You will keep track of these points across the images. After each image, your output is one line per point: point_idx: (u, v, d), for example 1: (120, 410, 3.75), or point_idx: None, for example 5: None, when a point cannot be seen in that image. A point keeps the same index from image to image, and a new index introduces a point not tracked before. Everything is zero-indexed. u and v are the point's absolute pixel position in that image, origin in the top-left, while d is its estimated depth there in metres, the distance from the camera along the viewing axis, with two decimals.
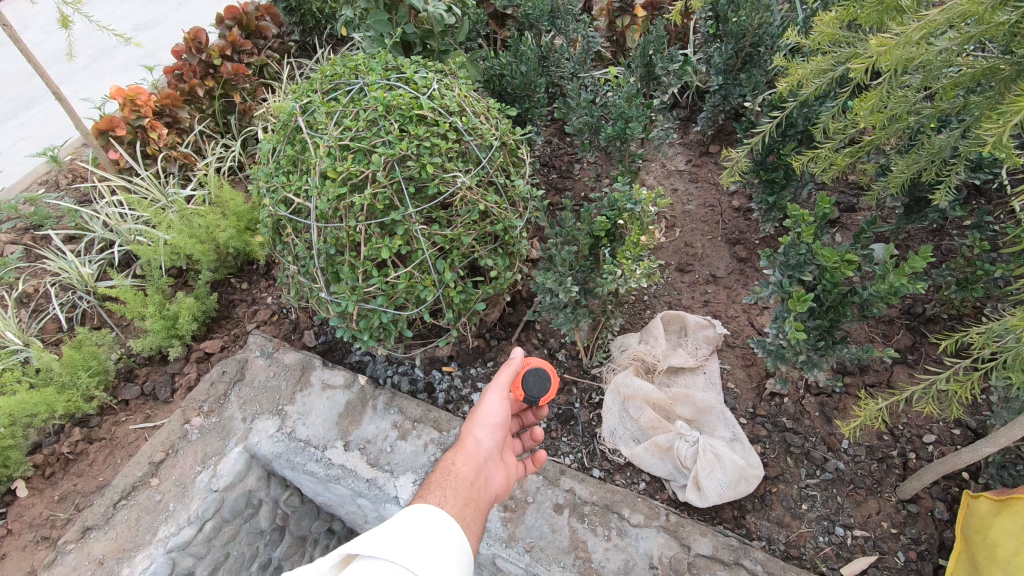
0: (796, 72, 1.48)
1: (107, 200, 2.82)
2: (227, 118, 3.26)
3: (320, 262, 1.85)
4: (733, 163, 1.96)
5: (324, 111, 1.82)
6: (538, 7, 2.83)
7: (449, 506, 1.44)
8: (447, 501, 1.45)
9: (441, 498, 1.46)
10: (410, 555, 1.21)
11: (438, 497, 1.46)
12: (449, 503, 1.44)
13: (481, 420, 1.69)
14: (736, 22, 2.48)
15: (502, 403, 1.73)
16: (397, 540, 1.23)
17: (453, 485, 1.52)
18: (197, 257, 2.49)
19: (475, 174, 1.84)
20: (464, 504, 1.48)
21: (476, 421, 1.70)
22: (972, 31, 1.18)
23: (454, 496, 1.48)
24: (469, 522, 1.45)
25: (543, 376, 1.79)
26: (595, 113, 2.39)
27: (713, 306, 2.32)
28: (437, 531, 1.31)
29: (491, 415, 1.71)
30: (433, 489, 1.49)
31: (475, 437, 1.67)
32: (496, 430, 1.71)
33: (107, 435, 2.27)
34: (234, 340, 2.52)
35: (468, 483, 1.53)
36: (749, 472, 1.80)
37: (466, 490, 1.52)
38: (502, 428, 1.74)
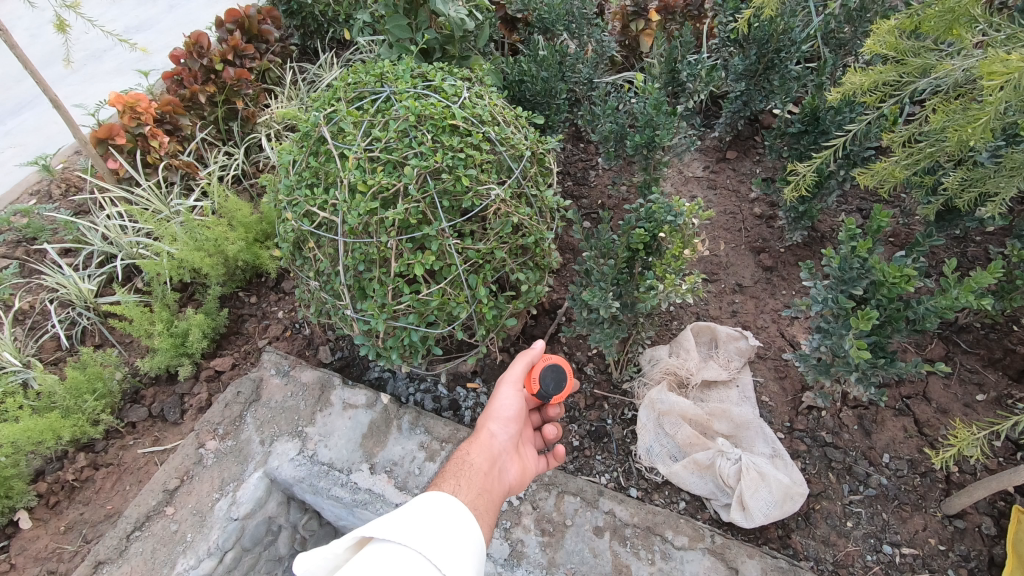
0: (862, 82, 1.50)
1: (106, 211, 2.70)
2: (230, 125, 3.12)
3: (347, 279, 1.76)
4: (801, 178, 1.97)
5: (351, 121, 1.75)
6: (553, 11, 2.77)
7: (463, 494, 1.38)
8: (460, 488, 1.40)
9: (455, 487, 1.40)
10: (425, 541, 1.15)
11: (452, 486, 1.41)
12: (463, 491, 1.39)
13: (494, 414, 1.67)
14: (758, 27, 2.46)
15: (516, 396, 1.70)
16: (414, 525, 1.18)
17: (467, 475, 1.46)
18: (206, 271, 2.38)
19: (509, 186, 1.78)
20: (479, 494, 1.42)
21: (490, 413, 1.68)
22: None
23: (468, 485, 1.43)
24: (483, 513, 1.39)
25: (558, 369, 1.69)
26: (620, 120, 2.36)
27: (742, 317, 2.27)
28: (450, 517, 1.25)
29: (505, 408, 1.69)
30: (447, 478, 1.44)
31: (489, 430, 1.65)
32: (511, 423, 1.68)
33: (114, 460, 2.15)
34: (246, 357, 2.41)
35: (482, 473, 1.48)
36: (795, 490, 1.76)
37: (480, 480, 1.47)
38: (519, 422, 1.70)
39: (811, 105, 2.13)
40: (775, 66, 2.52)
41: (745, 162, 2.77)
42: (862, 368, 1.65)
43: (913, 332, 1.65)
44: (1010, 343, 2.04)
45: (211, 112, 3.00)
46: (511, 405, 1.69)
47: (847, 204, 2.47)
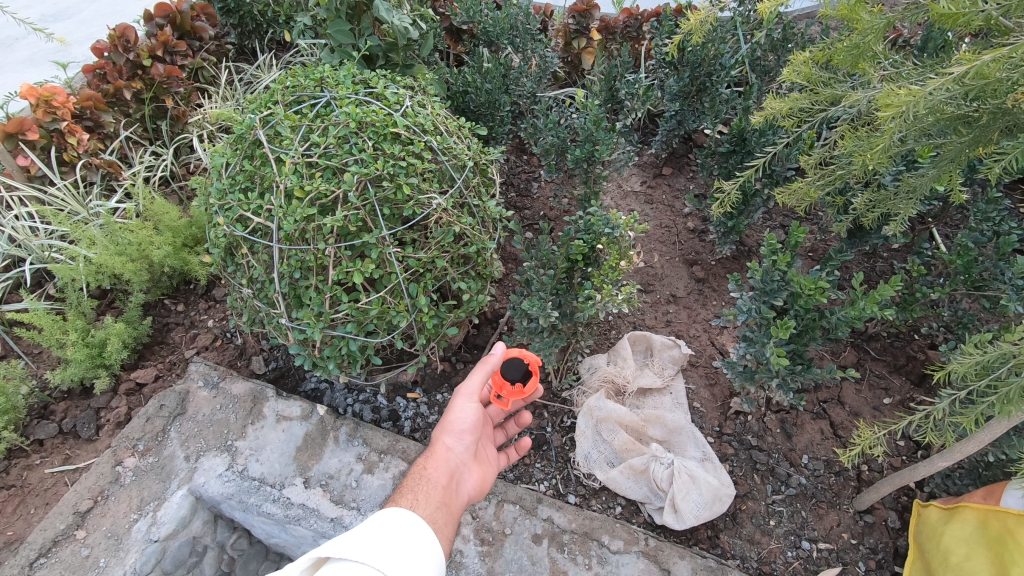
0: (783, 106, 1.61)
1: (14, 210, 2.50)
2: (157, 124, 2.98)
3: (281, 287, 1.71)
4: (725, 196, 2.08)
5: (289, 125, 1.71)
6: (498, 25, 2.82)
7: (420, 509, 1.42)
8: (418, 503, 1.44)
9: (412, 502, 1.43)
10: (380, 558, 1.16)
11: (410, 501, 1.44)
12: (421, 506, 1.42)
13: (450, 426, 1.66)
14: (691, 52, 2.61)
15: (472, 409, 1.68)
16: (371, 544, 1.17)
17: (425, 489, 1.49)
18: (128, 276, 2.24)
19: (451, 195, 1.79)
20: (437, 507, 1.45)
21: (445, 426, 1.68)
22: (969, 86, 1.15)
23: (427, 500, 1.46)
24: (441, 526, 1.42)
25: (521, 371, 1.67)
26: (561, 134, 2.41)
27: (675, 326, 2.38)
28: (408, 531, 1.27)
29: (461, 420, 1.68)
30: (404, 495, 1.47)
31: (445, 444, 1.65)
32: (467, 434, 1.68)
33: (17, 482, 1.99)
34: (171, 368, 2.28)
35: (438, 483, 1.52)
36: (722, 491, 1.84)
37: (439, 494, 1.50)
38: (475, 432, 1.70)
39: (739, 127, 2.27)
40: (706, 89, 2.66)
41: (679, 178, 2.91)
42: (784, 375, 1.76)
43: (827, 341, 1.77)
44: (912, 351, 2.22)
45: (137, 110, 2.84)
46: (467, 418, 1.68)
47: (771, 220, 2.64)
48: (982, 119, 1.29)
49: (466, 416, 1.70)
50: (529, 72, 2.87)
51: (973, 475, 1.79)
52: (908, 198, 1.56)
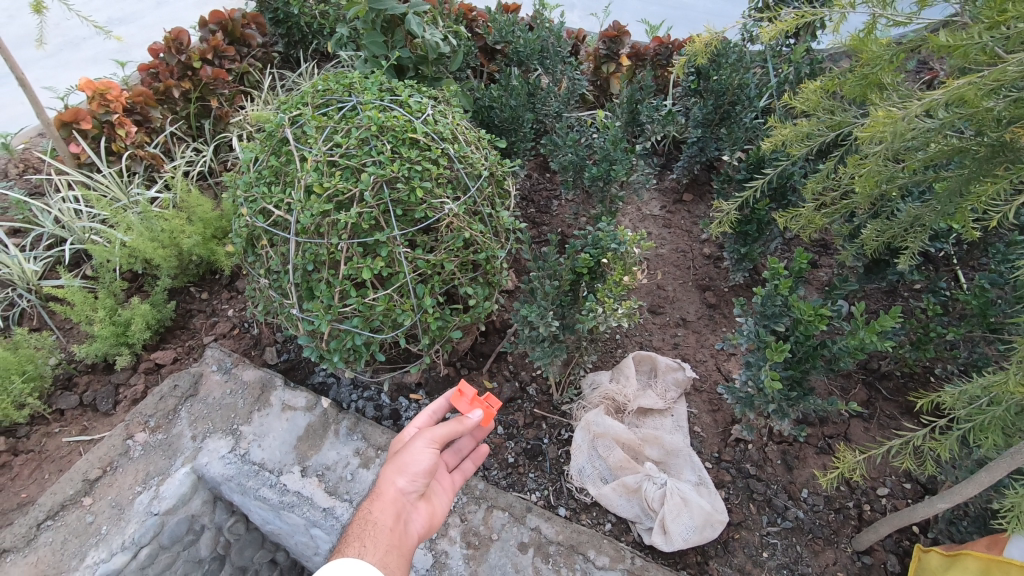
0: (785, 133, 1.63)
1: (61, 194, 2.67)
2: (201, 122, 3.15)
3: (294, 278, 1.80)
4: (723, 215, 2.12)
5: (315, 125, 1.81)
6: (528, 46, 2.92)
7: (368, 556, 1.36)
8: (367, 550, 1.39)
9: (361, 549, 1.38)
10: None
11: (356, 548, 1.38)
12: (370, 553, 1.38)
13: (404, 467, 1.55)
14: (715, 80, 2.65)
15: (431, 451, 1.58)
16: None
17: (374, 534, 1.44)
18: (157, 262, 2.37)
19: (463, 202, 1.86)
20: (386, 552, 1.41)
21: (398, 466, 1.57)
22: (958, 113, 1.19)
23: (375, 545, 1.41)
24: (394, 570, 1.39)
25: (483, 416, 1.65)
26: (580, 152, 2.46)
27: (682, 349, 2.40)
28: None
29: (416, 462, 1.57)
30: (351, 543, 1.41)
31: (396, 483, 1.55)
32: (421, 477, 1.58)
33: (36, 447, 2.09)
34: (189, 352, 2.38)
35: (388, 529, 1.46)
36: (715, 517, 1.81)
37: (388, 538, 1.44)
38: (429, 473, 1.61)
39: (757, 155, 2.28)
40: (729, 117, 2.69)
41: (699, 206, 2.95)
42: (781, 401, 1.76)
43: (829, 371, 1.75)
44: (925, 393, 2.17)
45: (184, 108, 3.03)
46: (424, 461, 1.57)
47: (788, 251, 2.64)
48: (982, 153, 1.30)
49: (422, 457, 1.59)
50: (558, 94, 2.94)
51: (978, 523, 1.73)
52: (903, 227, 1.57)
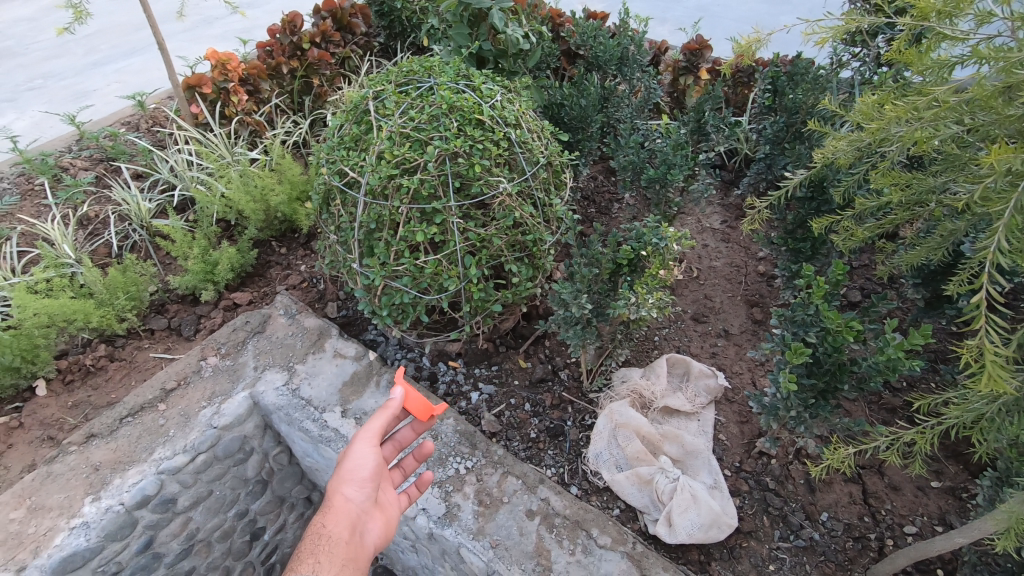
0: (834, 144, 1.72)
1: (178, 146, 3.06)
2: (303, 98, 3.50)
3: (358, 234, 2.00)
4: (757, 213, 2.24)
5: (394, 100, 2.00)
6: (608, 51, 3.03)
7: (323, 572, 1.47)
8: (322, 565, 1.49)
9: (315, 564, 1.49)
10: None
11: (311, 566, 1.48)
12: (325, 568, 1.48)
13: (349, 477, 1.67)
14: (789, 98, 2.65)
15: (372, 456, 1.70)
16: None
17: (327, 549, 1.54)
18: (247, 214, 2.68)
19: (518, 183, 1.99)
20: (342, 566, 1.52)
21: (344, 477, 1.68)
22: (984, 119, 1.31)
23: (330, 560, 1.51)
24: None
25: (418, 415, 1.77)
26: (641, 154, 2.53)
27: (719, 359, 2.41)
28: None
29: (359, 469, 1.69)
30: (305, 559, 1.51)
31: (344, 495, 1.67)
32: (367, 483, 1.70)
33: (127, 357, 2.42)
34: (263, 297, 2.66)
35: (342, 541, 1.57)
36: (723, 519, 1.82)
37: (342, 551, 1.55)
38: (375, 479, 1.72)
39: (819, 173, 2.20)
40: (800, 136, 2.67)
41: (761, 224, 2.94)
42: (804, 411, 1.76)
43: (859, 390, 1.73)
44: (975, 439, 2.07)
45: (290, 83, 3.38)
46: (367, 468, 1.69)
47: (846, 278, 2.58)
48: None
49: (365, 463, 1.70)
50: (631, 101, 3.01)
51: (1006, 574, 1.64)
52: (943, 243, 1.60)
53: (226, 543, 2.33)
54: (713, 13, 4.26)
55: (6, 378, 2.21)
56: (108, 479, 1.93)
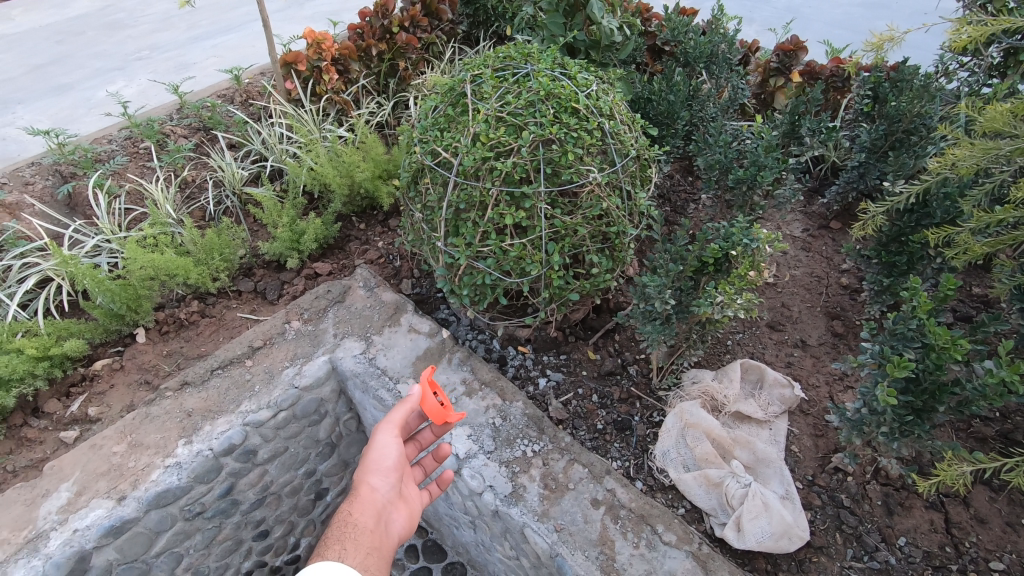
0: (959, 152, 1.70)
1: (272, 120, 3.22)
2: (387, 80, 3.59)
3: (447, 214, 2.04)
4: (869, 219, 2.15)
5: (492, 84, 2.02)
6: (698, 48, 2.97)
7: (349, 558, 1.60)
8: (347, 552, 1.62)
9: (342, 551, 1.62)
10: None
11: (338, 552, 1.61)
12: (349, 555, 1.61)
13: (375, 467, 1.84)
14: (892, 105, 2.53)
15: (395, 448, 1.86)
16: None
17: (354, 536, 1.67)
18: (333, 188, 2.78)
19: (607, 174, 1.99)
20: (366, 553, 1.64)
21: (369, 467, 1.84)
22: None
23: (356, 547, 1.65)
24: (375, 569, 1.63)
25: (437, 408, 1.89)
26: (729, 154, 2.47)
27: (795, 369, 2.34)
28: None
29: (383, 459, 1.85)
30: (332, 545, 1.64)
31: (370, 484, 1.82)
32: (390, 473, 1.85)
33: (217, 315, 2.56)
34: (341, 269, 2.76)
35: (368, 529, 1.71)
36: (795, 530, 1.78)
37: (368, 539, 1.68)
38: (398, 470, 1.88)
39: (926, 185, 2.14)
40: (900, 147, 2.55)
41: (846, 236, 2.82)
42: (894, 429, 1.69)
43: (957, 413, 1.65)
44: None
45: (377, 66, 3.48)
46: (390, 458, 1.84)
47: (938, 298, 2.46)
48: None
49: (388, 454, 1.86)
50: (717, 100, 2.96)
51: None
52: None
53: (293, 499, 2.44)
54: (804, 14, 4.11)
55: (112, 324, 2.38)
56: (200, 425, 2.06)
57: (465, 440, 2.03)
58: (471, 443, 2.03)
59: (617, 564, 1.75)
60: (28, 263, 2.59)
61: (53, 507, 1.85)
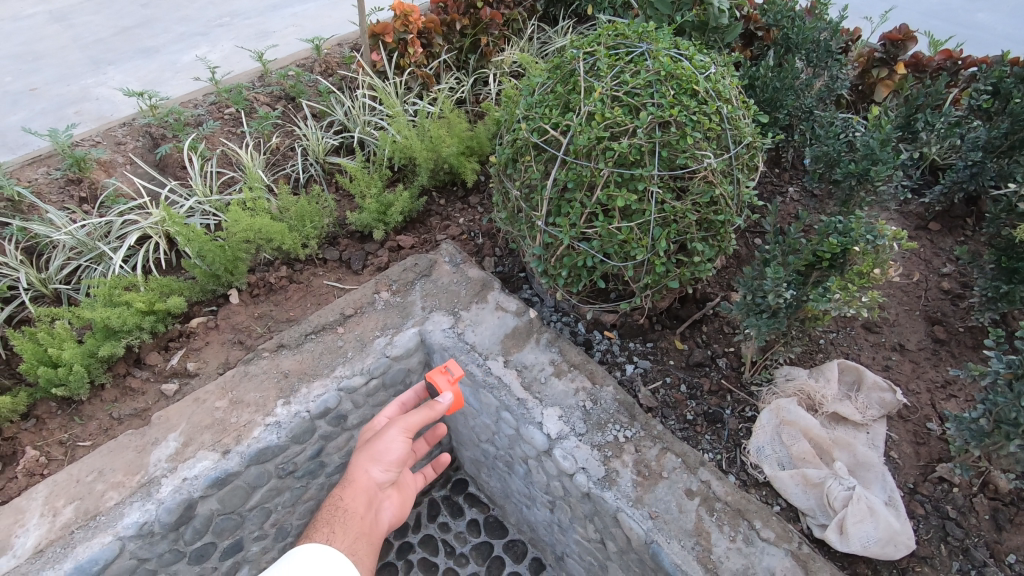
0: None
1: (362, 91, 3.22)
2: (468, 56, 3.56)
3: (551, 192, 2.01)
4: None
5: (607, 62, 1.97)
6: (801, 34, 2.83)
7: (336, 542, 1.65)
8: (334, 536, 1.67)
9: (330, 534, 1.67)
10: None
11: (326, 534, 1.66)
12: (336, 540, 1.66)
13: (376, 457, 1.85)
14: (1018, 102, 2.39)
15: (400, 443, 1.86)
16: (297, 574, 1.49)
17: (343, 520, 1.72)
18: (420, 162, 2.78)
19: (722, 160, 1.94)
20: (354, 539, 1.69)
21: (371, 455, 1.86)
22: None
23: (343, 532, 1.69)
24: (361, 555, 1.68)
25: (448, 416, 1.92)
26: (838, 145, 2.37)
27: (893, 373, 2.25)
28: (322, 566, 1.54)
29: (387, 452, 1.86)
30: (321, 527, 1.68)
31: (368, 471, 1.85)
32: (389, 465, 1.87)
33: (305, 281, 2.61)
34: (424, 243, 2.77)
35: (358, 516, 1.75)
36: (901, 537, 1.73)
37: (356, 525, 1.73)
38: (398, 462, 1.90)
39: None
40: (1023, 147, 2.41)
41: (946, 238, 2.69)
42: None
43: None
44: None
45: (459, 40, 3.45)
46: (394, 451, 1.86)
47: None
48: None
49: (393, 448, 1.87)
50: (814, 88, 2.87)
51: None
52: None
53: None
54: (901, 2, 3.91)
55: (209, 284, 2.45)
56: (297, 387, 2.10)
57: (557, 421, 2.03)
58: (563, 424, 2.02)
59: (714, 557, 1.73)
60: (128, 220, 2.67)
61: (162, 456, 1.92)
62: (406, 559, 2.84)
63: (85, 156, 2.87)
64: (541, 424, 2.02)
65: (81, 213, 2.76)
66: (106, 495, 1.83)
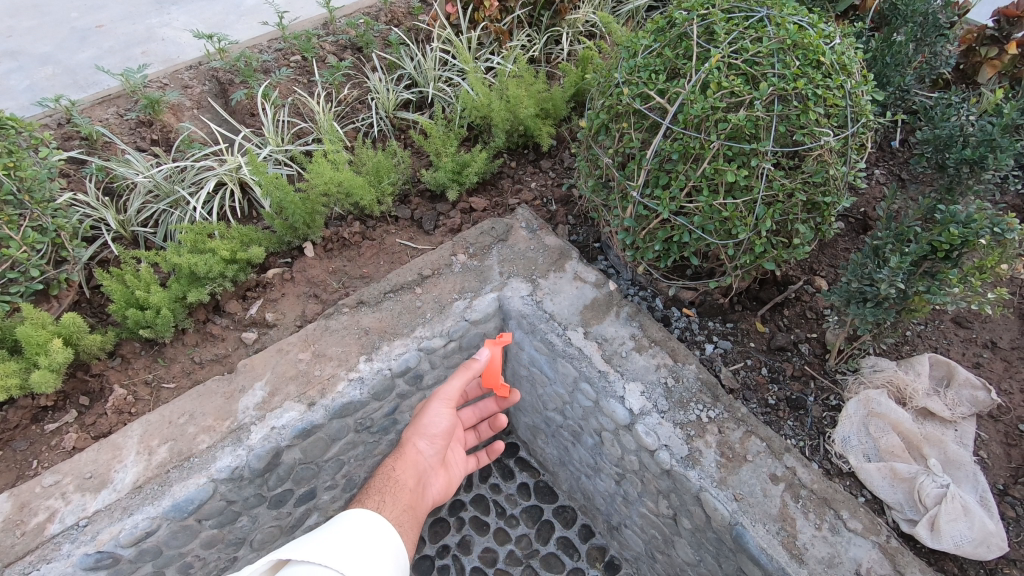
0: None
1: (434, 45, 3.12)
2: (543, 12, 3.40)
3: (652, 161, 1.91)
4: None
5: (724, 26, 1.85)
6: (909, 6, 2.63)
7: (386, 511, 1.65)
8: (385, 506, 1.66)
9: (380, 503, 1.66)
10: (342, 559, 1.37)
11: (377, 502, 1.67)
12: (387, 508, 1.65)
13: (423, 432, 1.93)
14: None
15: (444, 417, 1.94)
16: (338, 546, 1.40)
17: (392, 493, 1.73)
18: (497, 123, 2.70)
19: (841, 138, 1.85)
20: (402, 510, 1.68)
21: (419, 430, 1.94)
22: None
23: (394, 501, 1.70)
24: (406, 527, 1.66)
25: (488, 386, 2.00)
26: (950, 128, 2.23)
27: (984, 371, 2.18)
28: (373, 530, 1.52)
29: (432, 426, 1.94)
30: (372, 497, 1.69)
31: (417, 446, 1.92)
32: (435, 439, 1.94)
33: (377, 238, 2.58)
34: (496, 207, 2.71)
35: (408, 488, 1.79)
36: (994, 539, 1.71)
37: (406, 496, 1.75)
38: (444, 437, 1.96)
39: None
40: None
41: None
42: None
43: None
44: None
45: None
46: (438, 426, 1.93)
47: None
48: None
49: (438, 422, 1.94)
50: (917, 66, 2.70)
51: None
52: None
53: None
54: None
55: (286, 236, 2.44)
56: (379, 345, 2.11)
57: (639, 397, 2.01)
58: (645, 400, 2.00)
59: (800, 543, 1.72)
60: (204, 166, 2.66)
61: (250, 404, 1.96)
62: (457, 517, 2.82)
63: (160, 98, 2.84)
64: (623, 398, 2.01)
65: (157, 156, 2.76)
66: (198, 438, 1.88)
